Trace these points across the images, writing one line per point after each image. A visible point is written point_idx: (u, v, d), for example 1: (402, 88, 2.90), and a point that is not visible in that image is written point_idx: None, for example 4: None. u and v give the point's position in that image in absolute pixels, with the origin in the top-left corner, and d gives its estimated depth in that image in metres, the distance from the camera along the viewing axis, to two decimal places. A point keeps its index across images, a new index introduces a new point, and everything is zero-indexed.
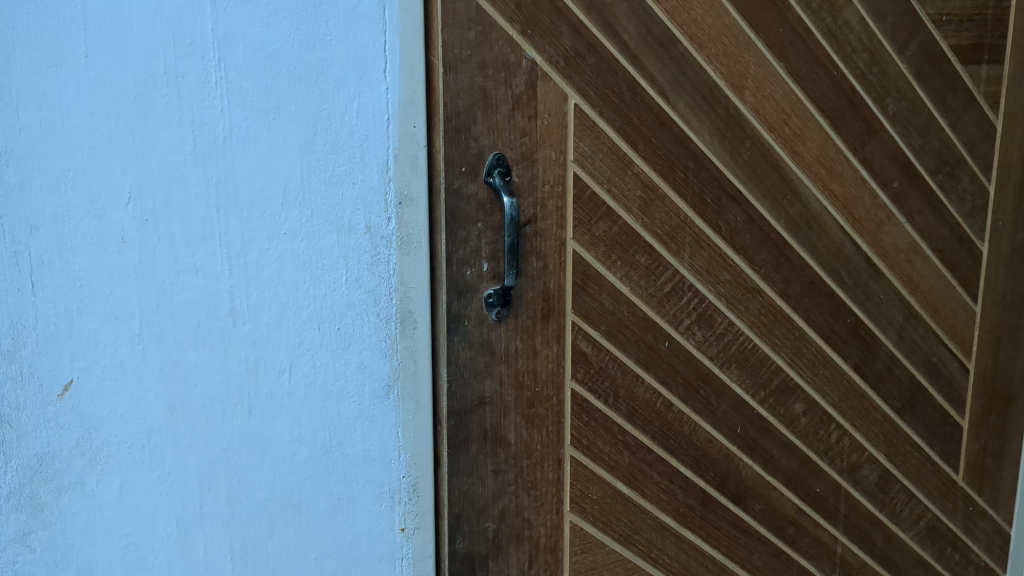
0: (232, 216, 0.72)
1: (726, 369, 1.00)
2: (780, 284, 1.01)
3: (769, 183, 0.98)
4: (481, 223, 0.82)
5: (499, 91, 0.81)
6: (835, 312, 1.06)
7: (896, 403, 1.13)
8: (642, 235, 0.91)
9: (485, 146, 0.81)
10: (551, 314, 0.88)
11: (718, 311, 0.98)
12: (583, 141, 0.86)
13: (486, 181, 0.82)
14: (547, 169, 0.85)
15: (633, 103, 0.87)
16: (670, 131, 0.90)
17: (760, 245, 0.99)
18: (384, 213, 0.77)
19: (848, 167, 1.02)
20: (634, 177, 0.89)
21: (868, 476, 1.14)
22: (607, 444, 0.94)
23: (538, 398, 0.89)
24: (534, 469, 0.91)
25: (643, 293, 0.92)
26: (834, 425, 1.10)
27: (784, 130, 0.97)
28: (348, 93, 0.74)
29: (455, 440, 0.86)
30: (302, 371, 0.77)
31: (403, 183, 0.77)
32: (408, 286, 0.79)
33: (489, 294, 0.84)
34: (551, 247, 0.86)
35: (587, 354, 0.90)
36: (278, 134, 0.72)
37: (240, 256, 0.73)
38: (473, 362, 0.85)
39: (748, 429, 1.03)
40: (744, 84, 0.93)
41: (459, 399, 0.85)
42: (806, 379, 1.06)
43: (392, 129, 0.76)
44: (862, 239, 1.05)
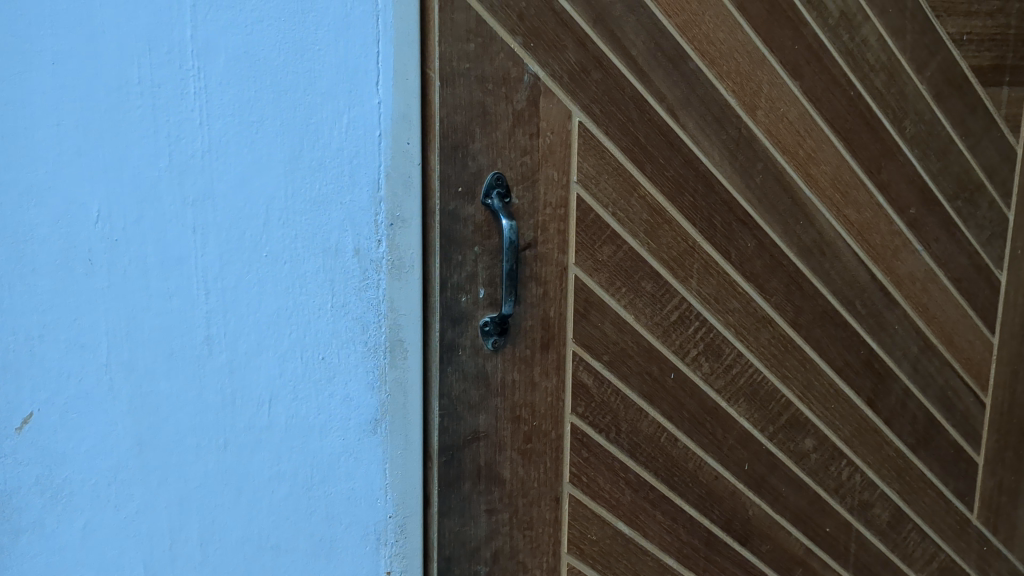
0: (210, 237, 0.67)
1: (734, 403, 0.95)
2: (792, 312, 0.96)
3: (781, 208, 0.93)
4: (477, 247, 0.77)
5: (500, 107, 0.76)
6: (847, 343, 1.01)
7: (909, 438, 1.08)
8: (648, 261, 0.85)
9: (483, 165, 0.77)
10: (550, 343, 0.82)
11: (727, 341, 0.92)
12: (587, 161, 0.81)
13: (484, 202, 0.77)
14: (548, 190, 0.80)
15: (640, 121, 0.82)
16: (679, 151, 0.85)
17: (772, 272, 0.94)
18: (374, 235, 0.72)
19: (864, 191, 0.97)
20: (640, 201, 0.84)
21: (879, 515, 1.09)
22: (608, 482, 0.88)
23: (536, 434, 0.84)
24: (529, 508, 0.85)
25: (648, 322, 0.87)
26: (846, 462, 1.04)
27: (798, 152, 0.92)
28: (337, 106, 0.69)
29: (446, 477, 0.80)
30: (283, 404, 0.72)
31: (395, 204, 0.72)
32: (398, 313, 0.74)
33: (485, 322, 0.79)
34: (551, 272, 0.81)
35: (589, 386, 0.85)
36: (261, 149, 0.67)
37: (219, 280, 0.68)
38: (467, 395, 0.80)
39: (756, 466, 0.98)
40: (756, 103, 0.89)
41: (451, 434, 0.80)
42: (818, 414, 1.01)
43: (384, 145, 0.71)
44: (878, 267, 1.00)
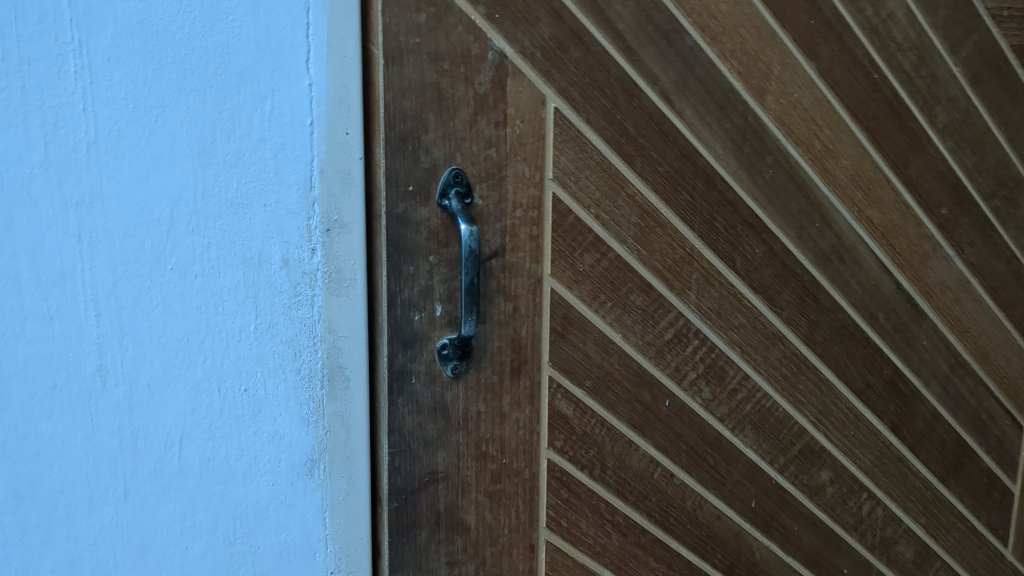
0: (100, 247, 0.56)
1: (739, 433, 0.83)
2: (806, 328, 0.84)
3: (795, 209, 0.80)
4: (433, 256, 0.65)
5: (458, 90, 0.64)
6: (868, 362, 0.89)
7: (935, 467, 0.96)
8: (638, 271, 0.73)
9: (439, 159, 0.64)
10: (522, 368, 0.70)
11: (731, 363, 0.80)
12: (565, 154, 0.68)
13: (440, 204, 0.64)
14: (519, 189, 0.67)
15: (628, 108, 0.70)
16: (675, 143, 0.73)
17: (783, 283, 0.81)
18: (307, 242, 0.60)
19: (888, 189, 0.85)
20: (628, 200, 0.72)
21: (902, 553, 0.97)
22: (592, 526, 0.77)
23: (506, 473, 0.72)
24: (499, 558, 0.74)
25: (638, 341, 0.75)
26: (866, 495, 0.93)
27: (814, 144, 0.80)
28: (257, 89, 0.57)
29: (398, 526, 0.68)
30: (197, 446, 0.61)
31: (332, 206, 0.61)
32: (338, 335, 0.63)
33: (443, 344, 0.66)
34: (522, 285, 0.69)
35: (569, 417, 0.73)
36: (163, 140, 0.56)
37: (115, 298, 0.57)
38: (423, 430, 0.68)
39: (764, 502, 0.86)
40: (766, 88, 0.76)
41: (403, 475, 0.67)
42: (834, 442, 0.89)
43: (316, 136, 0.60)
44: (904, 275, 0.88)
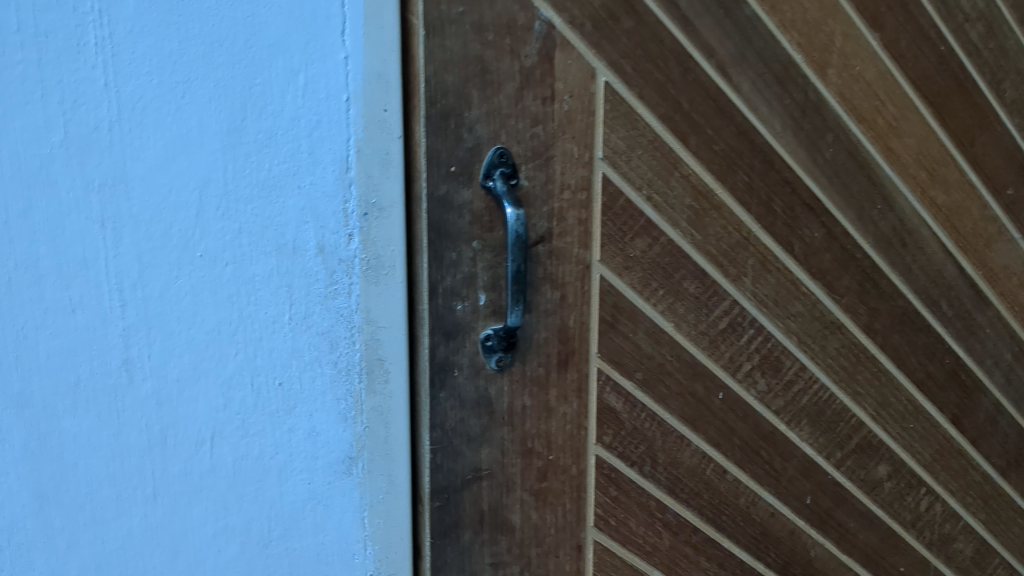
0: (124, 232, 0.52)
1: (794, 426, 0.79)
2: (866, 316, 0.80)
3: (856, 189, 0.76)
4: (477, 242, 0.61)
5: (503, 63, 0.59)
6: (929, 352, 0.84)
7: (996, 461, 0.92)
8: (691, 256, 0.69)
9: (483, 137, 0.59)
10: (570, 359, 0.66)
11: (788, 353, 0.76)
12: (615, 132, 0.64)
13: (484, 184, 0.60)
14: (567, 169, 0.63)
15: (682, 82, 0.66)
16: (731, 120, 0.68)
17: (842, 268, 0.77)
18: (344, 228, 0.56)
19: (953, 168, 0.81)
20: (682, 181, 0.67)
21: (961, 550, 0.93)
22: (641, 524, 0.73)
23: (553, 470, 0.68)
24: (545, 559, 0.70)
25: (691, 331, 0.71)
26: (925, 490, 0.88)
27: (877, 121, 0.75)
28: (290, 62, 0.53)
29: (440, 526, 0.65)
30: (229, 443, 0.58)
31: (370, 187, 0.56)
32: (376, 326, 0.59)
33: (487, 335, 0.62)
34: (571, 271, 0.65)
35: (618, 411, 0.69)
36: (190, 118, 0.52)
37: (140, 288, 0.53)
38: (466, 426, 0.64)
39: (820, 499, 0.82)
40: (827, 60, 0.71)
41: (445, 473, 0.64)
42: (893, 436, 0.84)
43: (354, 113, 0.55)
44: (968, 260, 0.84)
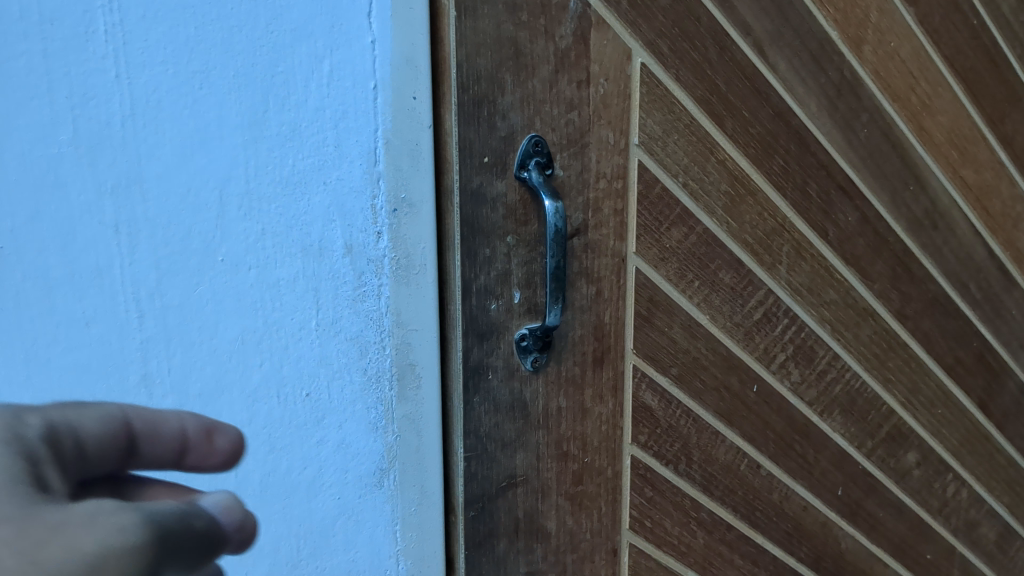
0: (140, 237, 0.48)
1: (827, 417, 0.76)
2: (898, 302, 0.77)
3: (889, 171, 0.73)
4: (511, 236, 0.57)
5: (537, 45, 0.55)
6: (958, 336, 0.82)
7: (1020, 444, 0.90)
8: (727, 245, 0.66)
9: (517, 126, 0.55)
10: (605, 357, 0.63)
11: (821, 342, 0.74)
12: (652, 116, 0.60)
13: (519, 175, 0.56)
14: (603, 157, 0.59)
15: (719, 62, 0.62)
16: (768, 101, 0.65)
17: (876, 253, 0.74)
18: (372, 226, 0.53)
19: (984, 146, 0.78)
20: (718, 167, 0.64)
21: (985, 535, 0.91)
22: (676, 525, 0.70)
23: (589, 473, 0.65)
24: (581, 565, 0.67)
25: (726, 323, 0.68)
26: (953, 477, 0.86)
27: (911, 99, 0.72)
28: (314, 48, 0.49)
29: (475, 537, 0.61)
30: (254, 458, 0.54)
31: (399, 182, 0.53)
32: (407, 328, 0.56)
33: (522, 335, 0.59)
34: (607, 265, 0.61)
35: (653, 409, 0.66)
36: (210, 110, 0.48)
37: (158, 297, 0.50)
38: (500, 431, 0.60)
39: (852, 491, 0.79)
40: (863, 37, 0.68)
41: (479, 482, 0.60)
42: (922, 423, 0.82)
43: (381, 102, 0.52)
44: (997, 241, 0.82)
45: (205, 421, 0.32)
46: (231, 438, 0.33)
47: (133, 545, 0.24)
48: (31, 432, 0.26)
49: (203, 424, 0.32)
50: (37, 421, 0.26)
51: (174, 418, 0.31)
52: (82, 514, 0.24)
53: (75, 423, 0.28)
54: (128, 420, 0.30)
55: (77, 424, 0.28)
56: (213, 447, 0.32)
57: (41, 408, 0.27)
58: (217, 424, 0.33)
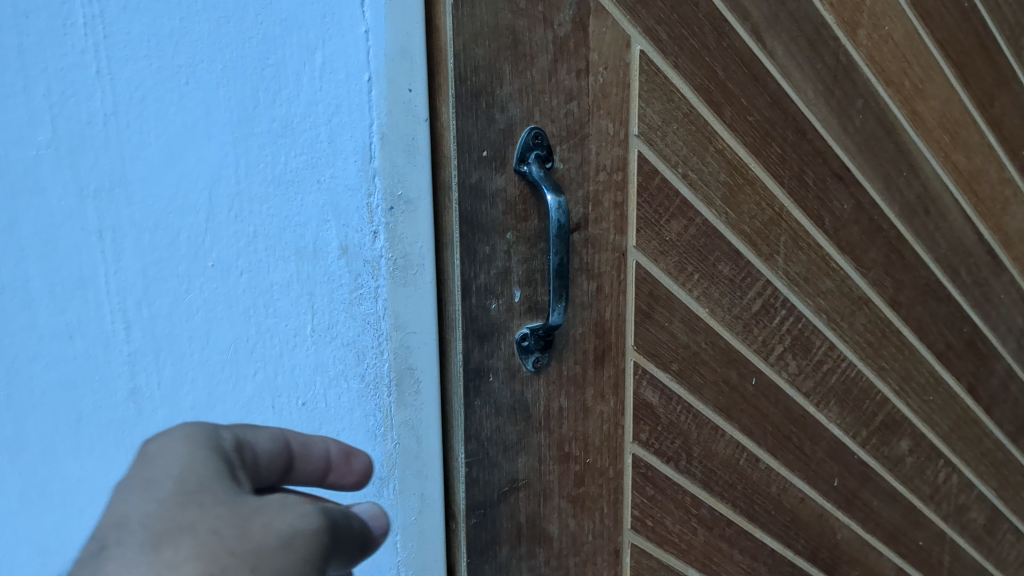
0: (125, 242, 0.46)
1: (823, 408, 0.75)
2: (891, 289, 0.76)
3: (883, 157, 0.72)
4: (510, 233, 0.54)
5: (536, 33, 0.52)
6: (949, 322, 0.81)
7: (1008, 427, 0.90)
8: (726, 237, 0.64)
9: (516, 117, 0.53)
10: (606, 354, 0.61)
11: (817, 333, 0.72)
12: (651, 106, 0.58)
13: (519, 169, 0.54)
14: (602, 149, 0.57)
15: (718, 49, 0.60)
16: (766, 88, 0.64)
17: (870, 241, 0.73)
18: (368, 225, 0.51)
19: (974, 130, 0.78)
20: (717, 156, 0.62)
21: (975, 519, 0.90)
22: (676, 523, 0.68)
23: (590, 474, 0.63)
24: (583, 568, 0.65)
25: (726, 316, 0.66)
26: (944, 463, 0.86)
27: (904, 84, 0.71)
28: (306, 39, 0.47)
29: (477, 544, 0.59)
30: None
31: (396, 178, 0.50)
32: (405, 331, 0.53)
33: (523, 335, 0.57)
34: (607, 260, 0.59)
35: (654, 406, 0.64)
36: (198, 107, 0.45)
37: (146, 306, 0.47)
38: (502, 435, 0.58)
39: (847, 480, 0.79)
40: (858, 21, 0.67)
41: (481, 488, 0.58)
42: (915, 410, 0.82)
43: (376, 95, 0.49)
44: (986, 225, 0.81)
45: (345, 447, 0.41)
46: (364, 463, 0.42)
47: (311, 529, 0.31)
48: (226, 443, 0.34)
49: (343, 450, 0.41)
50: (230, 437, 0.35)
51: (322, 444, 0.40)
52: (277, 499, 0.31)
53: (253, 442, 0.36)
54: (289, 443, 0.38)
55: (254, 443, 0.36)
56: (349, 468, 0.41)
57: (230, 428, 0.36)
58: (355, 450, 0.42)
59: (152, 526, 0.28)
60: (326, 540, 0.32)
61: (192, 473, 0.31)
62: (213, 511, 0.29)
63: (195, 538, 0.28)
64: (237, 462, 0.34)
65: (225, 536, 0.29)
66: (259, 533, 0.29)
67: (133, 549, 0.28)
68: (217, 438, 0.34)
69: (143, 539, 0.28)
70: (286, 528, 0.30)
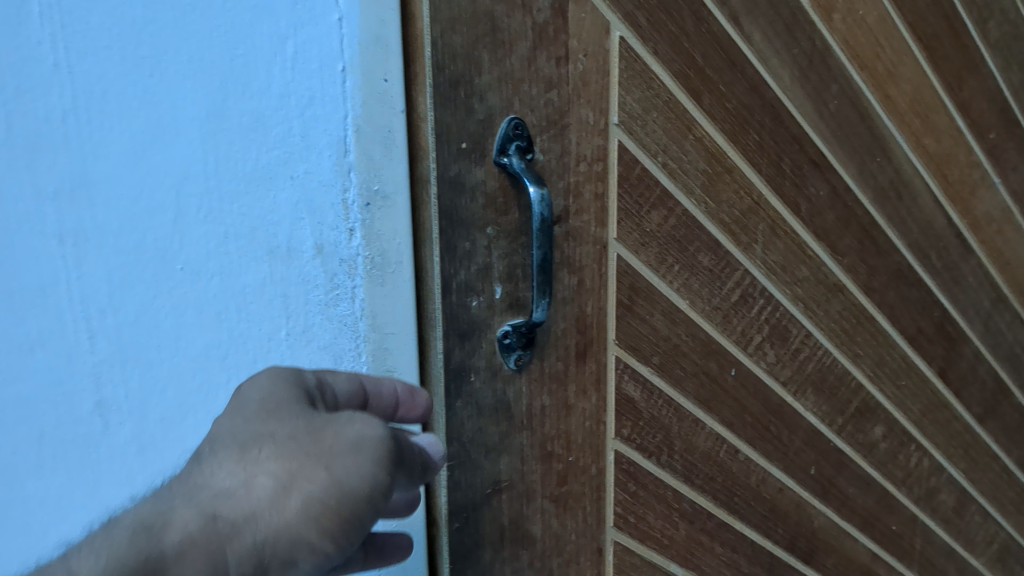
0: (89, 240, 0.48)
1: (800, 396, 0.74)
2: (865, 275, 0.76)
3: (857, 142, 0.71)
4: (491, 227, 0.52)
5: (514, 19, 0.50)
6: (920, 306, 0.81)
7: (976, 409, 0.91)
8: (705, 226, 0.63)
9: (495, 107, 0.51)
10: (588, 350, 0.59)
11: (794, 321, 0.72)
12: (631, 93, 0.57)
13: (498, 161, 0.51)
14: (582, 138, 0.55)
15: (696, 34, 0.59)
16: (743, 74, 0.62)
17: (845, 227, 0.73)
18: (344, 222, 0.49)
19: (944, 114, 0.77)
20: (696, 145, 0.61)
21: (945, 502, 0.91)
22: (658, 518, 0.67)
23: (573, 472, 0.61)
24: (566, 568, 0.64)
25: (705, 307, 0.65)
26: (915, 447, 0.86)
27: (877, 68, 0.71)
28: (277, 28, 0.46)
29: (460, 550, 0.57)
30: None
31: (372, 172, 0.48)
32: (384, 332, 0.51)
33: (505, 332, 0.54)
34: (588, 254, 0.57)
35: (636, 401, 0.63)
36: (164, 101, 0.46)
37: (112, 313, 0.49)
38: (484, 436, 0.56)
39: (824, 468, 0.78)
40: (832, 5, 0.66)
41: (464, 491, 0.56)
42: (888, 395, 0.82)
43: (351, 85, 0.47)
44: (954, 208, 0.81)
45: (408, 387, 0.48)
46: (425, 400, 0.48)
47: (359, 465, 0.38)
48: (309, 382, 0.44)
49: (407, 389, 0.48)
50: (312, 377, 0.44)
51: (390, 385, 0.47)
52: (346, 414, 0.40)
53: (332, 383, 0.45)
54: (363, 383, 0.46)
55: (333, 384, 0.45)
56: (415, 403, 0.48)
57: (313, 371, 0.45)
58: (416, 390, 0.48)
59: (246, 438, 0.39)
60: (389, 451, 0.40)
61: (274, 397, 0.41)
62: (291, 423, 0.40)
63: (279, 444, 0.39)
64: (322, 395, 0.44)
65: (300, 441, 0.39)
66: (329, 443, 0.38)
67: (223, 457, 0.39)
68: (301, 380, 0.44)
69: (234, 447, 0.39)
70: (353, 438, 0.39)
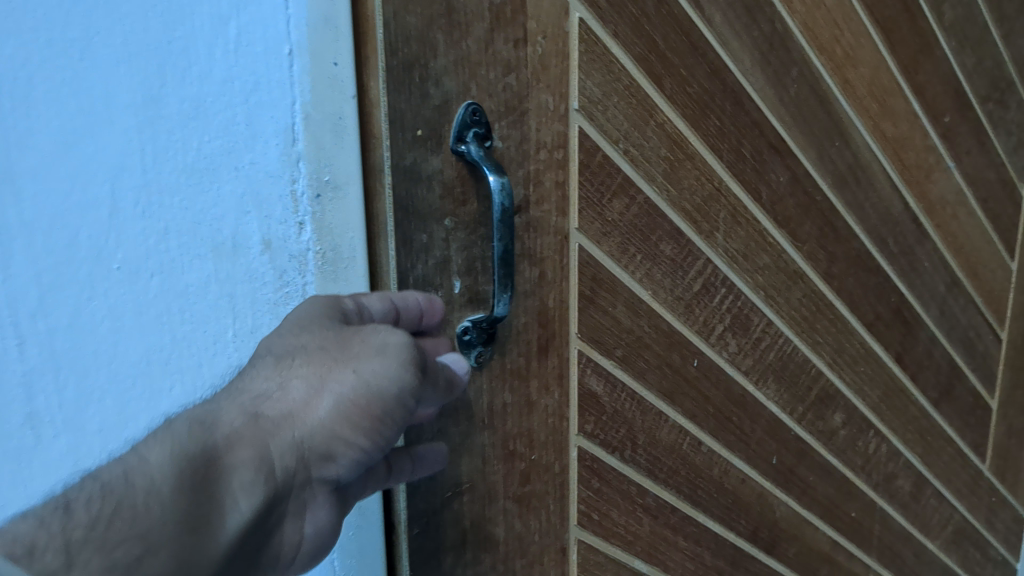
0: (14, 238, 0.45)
1: (762, 385, 0.73)
2: (825, 262, 0.75)
3: (817, 126, 0.70)
4: (449, 219, 0.50)
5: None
6: (878, 292, 0.81)
7: (932, 394, 0.90)
8: (667, 215, 0.61)
9: (451, 93, 0.48)
10: (550, 344, 0.57)
11: (756, 310, 0.70)
12: (592, 77, 0.54)
13: (455, 149, 0.49)
14: (542, 124, 0.53)
15: (657, 15, 0.57)
16: (704, 58, 0.60)
17: (805, 213, 0.71)
18: (293, 215, 0.46)
19: (901, 98, 0.77)
20: (657, 131, 0.59)
21: (902, 487, 0.91)
22: (622, 514, 0.66)
23: (536, 471, 0.59)
24: (529, 569, 0.62)
25: (668, 297, 0.63)
26: (873, 433, 0.86)
27: (836, 51, 0.69)
28: (217, 8, 0.42)
29: (420, 554, 0.55)
30: None
31: (322, 161, 0.45)
32: None
33: (465, 328, 0.52)
34: (549, 244, 0.55)
35: (599, 396, 0.61)
36: (93, 87, 0.42)
37: (42, 317, 0.46)
38: (444, 436, 0.54)
39: (785, 458, 0.77)
40: None
41: (424, 494, 0.54)
42: (847, 381, 0.81)
43: (298, 69, 0.44)
44: (911, 193, 0.80)
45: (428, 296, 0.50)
46: (442, 305, 0.50)
47: (386, 363, 0.40)
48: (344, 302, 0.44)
49: (427, 299, 0.49)
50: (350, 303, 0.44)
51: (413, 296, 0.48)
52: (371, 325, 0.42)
53: (367, 304, 0.45)
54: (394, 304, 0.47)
55: (367, 305, 0.45)
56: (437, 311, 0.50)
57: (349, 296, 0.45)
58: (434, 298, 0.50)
59: (278, 348, 0.41)
60: (414, 356, 0.41)
61: (301, 309, 0.43)
62: (323, 331, 0.41)
63: (311, 350, 0.40)
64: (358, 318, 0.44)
65: (330, 349, 0.40)
66: (356, 349, 0.40)
67: (266, 362, 0.41)
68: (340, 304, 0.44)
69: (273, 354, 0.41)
70: (377, 344, 0.40)
